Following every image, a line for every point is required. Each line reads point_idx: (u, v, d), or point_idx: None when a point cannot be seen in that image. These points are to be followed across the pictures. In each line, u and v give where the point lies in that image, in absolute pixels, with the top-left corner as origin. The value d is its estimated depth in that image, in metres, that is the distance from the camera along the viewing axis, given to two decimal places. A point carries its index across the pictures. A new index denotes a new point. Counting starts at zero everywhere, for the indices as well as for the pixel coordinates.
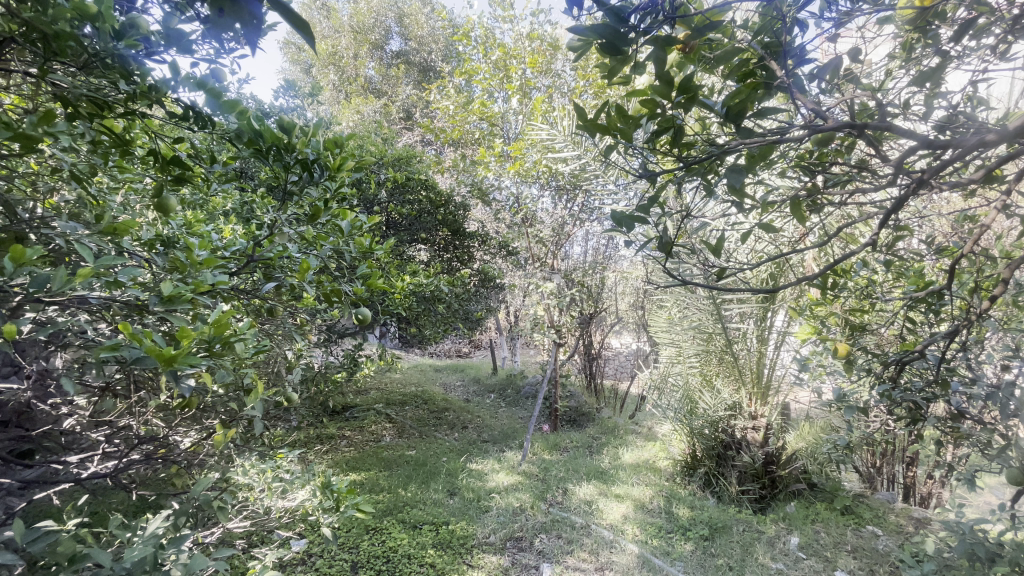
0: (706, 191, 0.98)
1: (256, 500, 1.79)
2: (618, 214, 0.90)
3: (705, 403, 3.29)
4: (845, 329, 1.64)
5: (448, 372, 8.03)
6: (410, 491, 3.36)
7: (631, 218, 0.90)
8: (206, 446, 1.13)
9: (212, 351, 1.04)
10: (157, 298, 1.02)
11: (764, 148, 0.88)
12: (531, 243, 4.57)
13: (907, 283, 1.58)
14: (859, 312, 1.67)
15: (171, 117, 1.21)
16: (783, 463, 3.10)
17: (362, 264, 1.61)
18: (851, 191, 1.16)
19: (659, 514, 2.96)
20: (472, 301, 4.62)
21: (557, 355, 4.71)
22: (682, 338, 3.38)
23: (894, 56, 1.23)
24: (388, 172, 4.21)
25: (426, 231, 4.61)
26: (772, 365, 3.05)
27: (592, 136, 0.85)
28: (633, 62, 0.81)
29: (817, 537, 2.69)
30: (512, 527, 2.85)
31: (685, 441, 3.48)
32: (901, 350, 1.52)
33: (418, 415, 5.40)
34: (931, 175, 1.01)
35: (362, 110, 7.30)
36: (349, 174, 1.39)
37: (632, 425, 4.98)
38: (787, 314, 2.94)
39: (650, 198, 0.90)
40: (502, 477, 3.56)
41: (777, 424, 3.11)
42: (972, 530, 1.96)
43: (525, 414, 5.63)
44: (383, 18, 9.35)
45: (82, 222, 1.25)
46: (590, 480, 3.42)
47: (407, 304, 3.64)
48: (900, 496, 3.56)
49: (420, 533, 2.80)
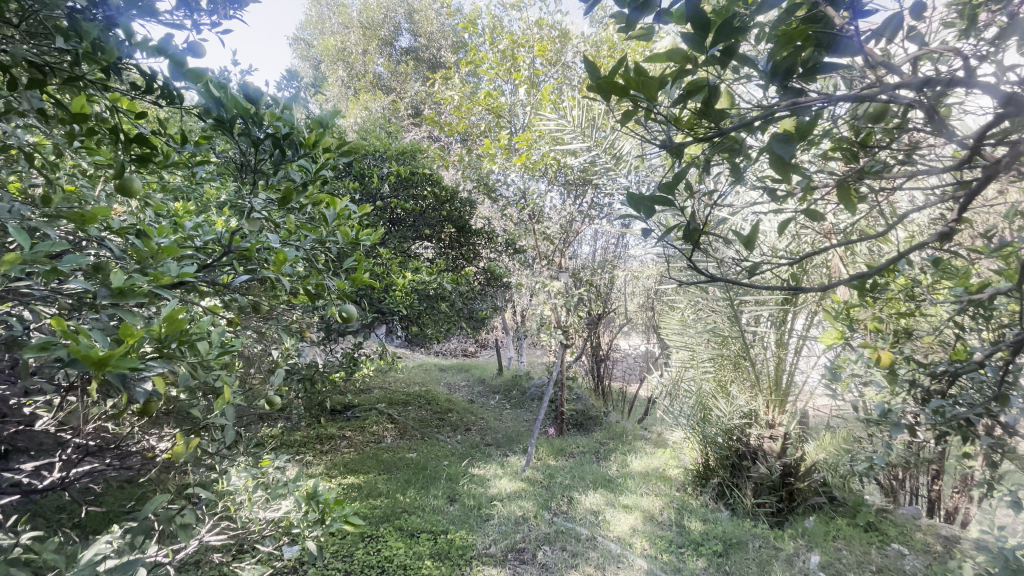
0: (737, 171, 0.83)
1: (237, 510, 1.67)
2: (638, 195, 0.76)
3: (720, 411, 3.12)
4: (883, 335, 1.48)
5: (453, 372, 7.90)
6: (409, 497, 3.23)
7: (656, 200, 0.75)
8: (168, 458, 1.01)
9: (163, 352, 0.90)
10: (105, 291, 0.89)
11: (815, 117, 0.72)
12: (538, 240, 4.42)
13: (954, 283, 1.41)
14: (899, 316, 1.51)
15: (135, 89, 1.09)
16: (803, 475, 2.93)
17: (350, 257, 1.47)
18: (907, 173, 0.99)
19: (669, 527, 2.80)
20: (477, 299, 4.48)
21: (564, 356, 4.56)
22: (695, 341, 3.21)
23: (952, 20, 1.07)
24: (391, 166, 4.09)
25: (430, 227, 4.48)
26: (792, 371, 2.88)
27: (608, 100, 0.71)
28: (656, 9, 0.67)
29: (839, 556, 2.51)
30: (514, 537, 2.71)
31: (697, 449, 3.31)
32: (948, 359, 1.35)
33: (421, 415, 5.28)
34: (1021, 149, 0.84)
35: (371, 106, 7.20)
36: (333, 156, 1.25)
37: (641, 430, 4.82)
38: (809, 318, 2.77)
39: (677, 176, 0.76)
40: (505, 483, 3.42)
41: (795, 434, 2.94)
42: (1016, 557, 1.78)
43: (530, 416, 5.49)
44: (392, 14, 9.27)
45: (33, 206, 1.12)
46: (596, 489, 3.27)
47: (409, 302, 3.51)
48: (923, 511, 3.37)
49: (417, 542, 2.66)
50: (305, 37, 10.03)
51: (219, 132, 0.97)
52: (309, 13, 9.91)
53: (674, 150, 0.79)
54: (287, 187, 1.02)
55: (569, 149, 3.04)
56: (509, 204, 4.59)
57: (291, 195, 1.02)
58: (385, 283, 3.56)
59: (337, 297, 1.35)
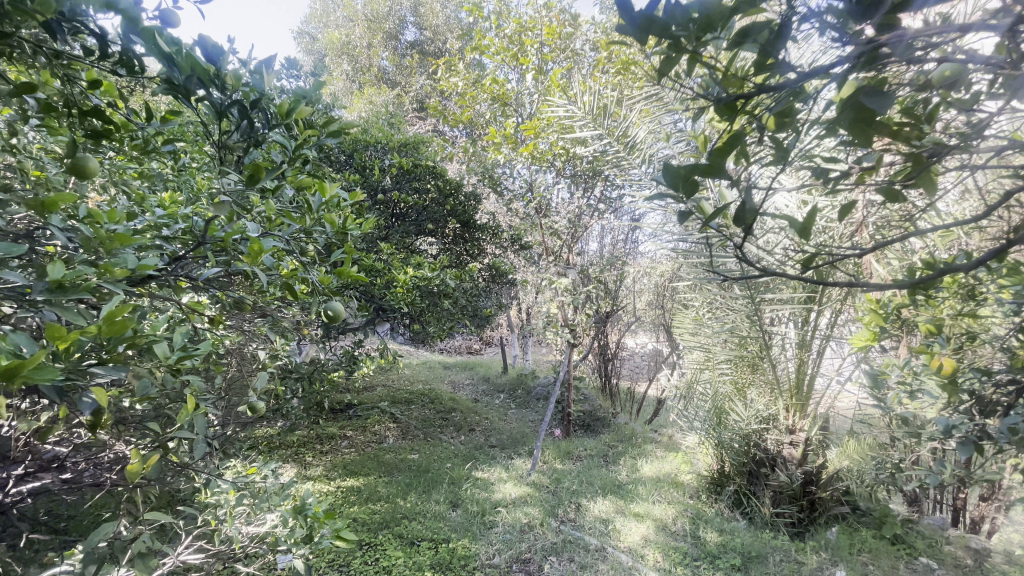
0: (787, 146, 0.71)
1: (218, 525, 1.54)
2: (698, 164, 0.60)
3: (737, 414, 2.96)
4: (934, 338, 1.31)
5: (457, 370, 7.77)
6: (409, 502, 3.10)
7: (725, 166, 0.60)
8: (128, 473, 0.90)
9: (108, 355, 0.78)
10: (42, 286, 0.77)
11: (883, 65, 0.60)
12: (545, 234, 4.25)
13: (1019, 279, 1.25)
14: (951, 316, 1.35)
15: (86, 54, 0.96)
16: (825, 483, 2.76)
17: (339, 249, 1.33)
18: (994, 147, 0.83)
19: (683, 538, 2.65)
20: (481, 296, 4.33)
21: (571, 355, 4.41)
22: (711, 342, 3.02)
23: None
24: (392, 157, 3.95)
25: (434, 222, 4.35)
26: (814, 373, 2.71)
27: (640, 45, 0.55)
28: None
29: (866, 571, 2.35)
30: (519, 547, 2.57)
31: (712, 454, 3.16)
32: (1015, 366, 1.19)
33: (424, 415, 5.14)
34: None
35: (375, 99, 7.05)
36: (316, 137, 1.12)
37: (651, 433, 4.67)
38: (833, 317, 2.60)
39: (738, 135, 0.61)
40: (510, 487, 3.28)
41: (817, 440, 2.78)
42: None
43: (536, 417, 5.34)
44: (396, 6, 9.13)
45: None
46: (605, 495, 3.12)
47: (410, 299, 3.38)
48: (949, 520, 3.19)
49: (417, 551, 2.53)
50: (310, 31, 9.92)
51: (174, 99, 0.84)
52: (314, 6, 9.78)
53: (725, 111, 0.65)
54: (255, 160, 0.88)
55: (578, 138, 2.88)
56: (515, 198, 4.44)
57: (259, 169, 0.88)
58: (386, 278, 3.42)
59: (317, 283, 1.19)
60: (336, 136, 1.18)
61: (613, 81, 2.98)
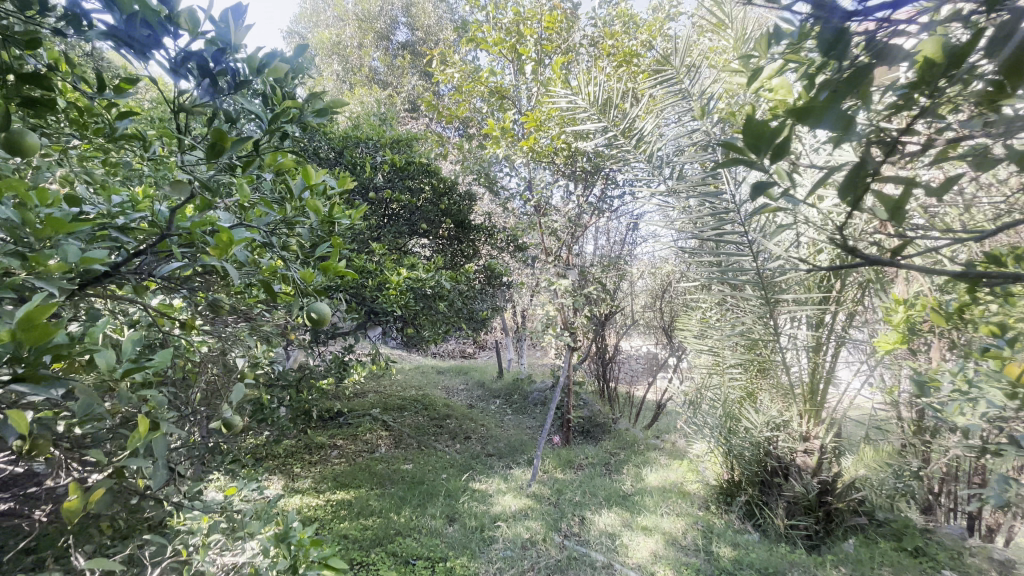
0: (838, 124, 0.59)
1: (191, 556, 1.37)
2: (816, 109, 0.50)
3: (750, 421, 2.81)
4: (996, 341, 1.18)
5: (451, 375, 7.58)
6: (404, 516, 2.93)
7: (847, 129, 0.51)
8: (67, 511, 0.75)
9: (24, 374, 0.61)
10: None
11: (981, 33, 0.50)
12: (543, 235, 4.10)
13: None
14: (1007, 317, 1.22)
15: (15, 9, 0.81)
16: (841, 493, 2.64)
17: (326, 243, 1.17)
18: None
19: (694, 553, 2.51)
20: (477, 299, 4.18)
21: (570, 359, 4.27)
22: (720, 345, 2.79)
23: None
24: (385, 154, 3.80)
25: (428, 222, 4.20)
26: (829, 378, 2.58)
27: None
28: None
29: None
30: (522, 565, 2.41)
31: (721, 463, 3.03)
32: None
33: (418, 422, 4.97)
34: None
35: (366, 99, 6.89)
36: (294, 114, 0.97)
37: (653, 439, 4.52)
38: (849, 318, 2.48)
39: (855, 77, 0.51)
40: (509, 499, 3.12)
41: (832, 448, 2.65)
42: None
43: (534, 423, 5.18)
44: (388, 6, 9.01)
45: None
46: (610, 507, 2.97)
47: (404, 302, 3.22)
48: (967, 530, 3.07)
49: (412, 571, 2.36)
50: (300, 30, 9.69)
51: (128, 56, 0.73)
52: (303, 6, 9.61)
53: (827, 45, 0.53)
54: (220, 128, 0.74)
55: (582, 131, 2.73)
56: (511, 198, 4.30)
57: (224, 138, 0.74)
58: (377, 280, 3.26)
59: (290, 272, 1.02)
60: (322, 117, 1.04)
61: (617, 72, 2.85)
